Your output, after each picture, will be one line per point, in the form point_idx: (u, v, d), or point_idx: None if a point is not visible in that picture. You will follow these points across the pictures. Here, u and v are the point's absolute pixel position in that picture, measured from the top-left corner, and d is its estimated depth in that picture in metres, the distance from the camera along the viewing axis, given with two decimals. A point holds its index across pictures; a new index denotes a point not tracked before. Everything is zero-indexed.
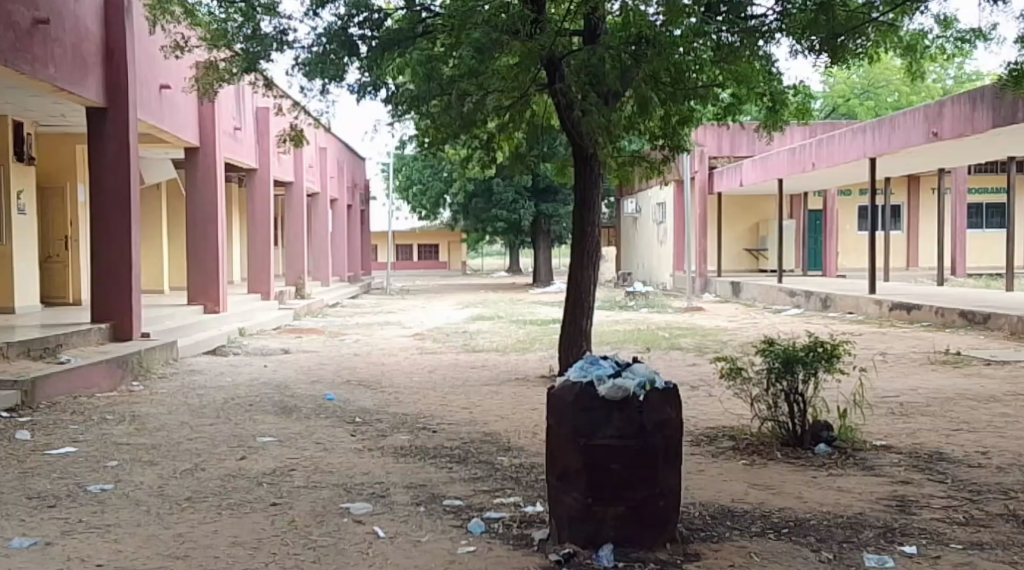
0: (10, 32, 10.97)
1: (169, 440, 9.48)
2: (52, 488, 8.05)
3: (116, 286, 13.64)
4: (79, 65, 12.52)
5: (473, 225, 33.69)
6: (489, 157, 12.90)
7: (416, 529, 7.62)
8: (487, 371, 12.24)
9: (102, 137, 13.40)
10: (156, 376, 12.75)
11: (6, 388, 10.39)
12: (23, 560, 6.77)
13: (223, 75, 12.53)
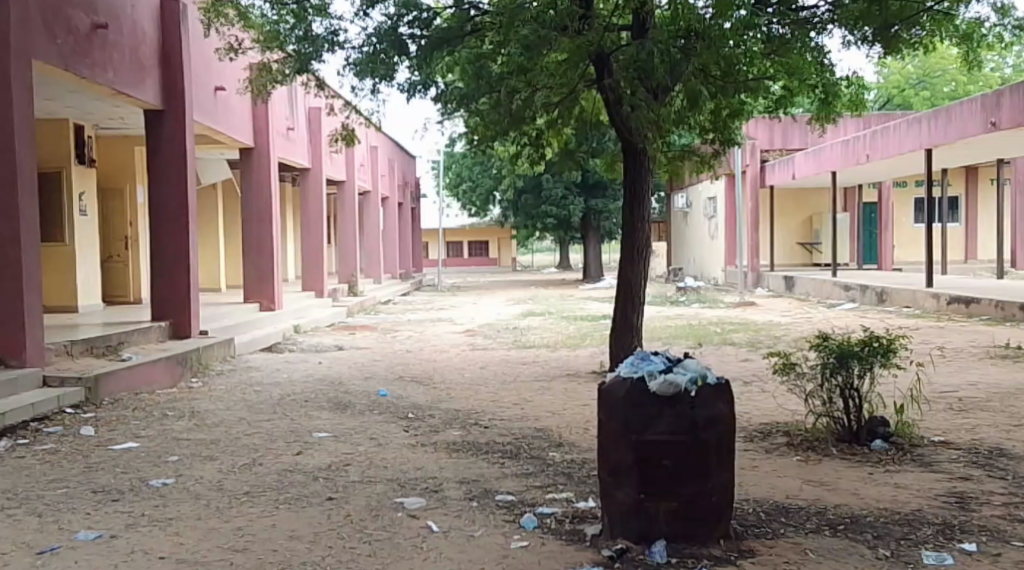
0: (70, 37, 11.19)
1: (227, 436, 9.63)
2: (116, 483, 8.22)
3: (173, 285, 13.86)
4: (136, 68, 12.74)
5: (522, 222, 33.70)
6: (538, 153, 12.90)
7: (469, 523, 7.68)
8: (538, 367, 12.27)
9: (159, 139, 13.63)
10: (214, 372, 12.94)
11: (70, 385, 10.62)
12: (88, 552, 6.91)
13: (276, 76, 12.67)
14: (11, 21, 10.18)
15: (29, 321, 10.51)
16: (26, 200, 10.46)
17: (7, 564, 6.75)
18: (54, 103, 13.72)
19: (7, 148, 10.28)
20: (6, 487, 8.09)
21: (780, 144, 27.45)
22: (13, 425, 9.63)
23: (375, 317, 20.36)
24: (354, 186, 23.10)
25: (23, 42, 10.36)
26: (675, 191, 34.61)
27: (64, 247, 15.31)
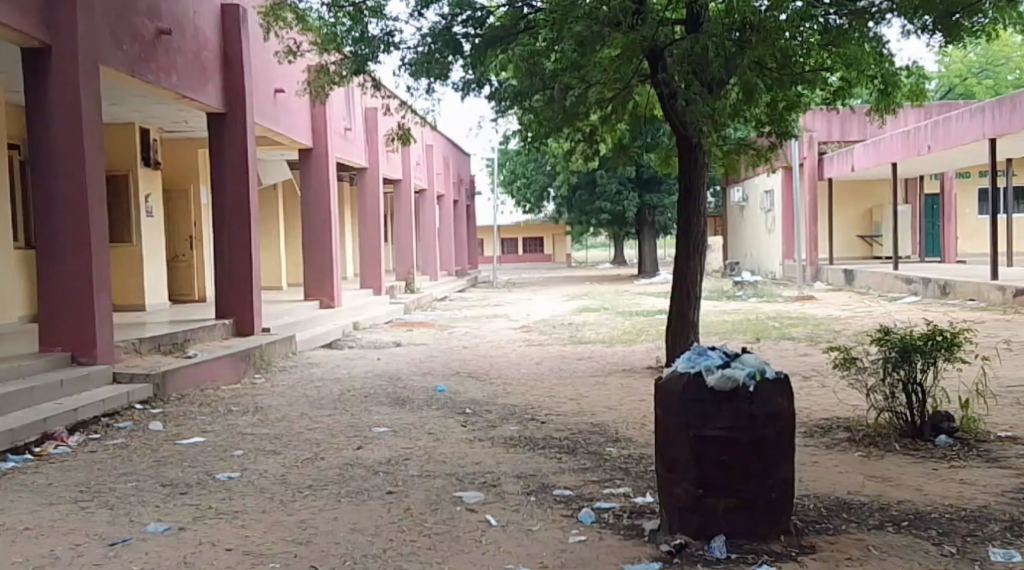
0: (135, 43, 11.44)
1: (290, 431, 9.78)
2: (183, 476, 8.39)
3: (236, 284, 14.08)
4: (199, 73, 12.97)
5: (576, 218, 33.70)
6: (592, 149, 12.90)
7: (527, 518, 7.74)
8: (594, 363, 12.30)
9: (222, 142, 13.88)
10: (276, 369, 13.14)
11: (138, 381, 10.84)
12: (158, 544, 7.07)
13: (333, 78, 12.86)
14: (78, 27, 10.42)
15: (99, 318, 10.74)
16: (94, 198, 10.67)
17: (79, 555, 6.92)
18: (120, 108, 14.00)
19: (76, 150, 10.49)
20: (79, 480, 8.30)
21: (838, 135, 27.19)
22: (86, 420, 9.86)
23: (432, 313, 20.48)
24: (410, 184, 23.27)
25: (90, 48, 10.59)
26: (730, 185, 34.39)
27: (130, 248, 15.62)
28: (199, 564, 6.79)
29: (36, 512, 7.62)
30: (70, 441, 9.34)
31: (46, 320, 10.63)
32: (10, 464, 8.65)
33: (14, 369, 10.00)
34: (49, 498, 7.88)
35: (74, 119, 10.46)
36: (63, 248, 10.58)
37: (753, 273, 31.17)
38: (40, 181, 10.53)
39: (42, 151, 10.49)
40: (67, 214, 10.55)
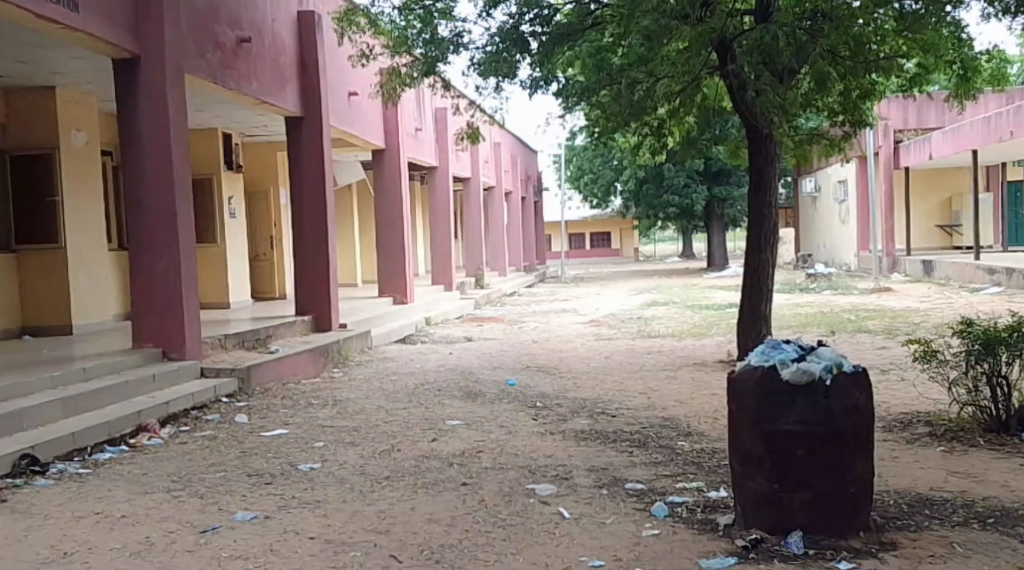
0: (218, 52, 11.64)
1: (367, 423, 9.86)
2: (267, 467, 8.48)
3: (312, 282, 14.25)
4: (277, 78, 13.16)
5: (644, 213, 33.52)
6: (659, 143, 12.81)
7: (600, 511, 7.71)
8: (664, 357, 12.21)
9: (298, 144, 14.05)
10: (352, 363, 13.25)
11: (225, 376, 11.02)
12: (246, 531, 7.15)
13: (405, 80, 13.06)
14: (165, 36, 10.62)
15: (187, 316, 10.93)
16: (182, 201, 10.86)
17: (170, 542, 7.00)
18: (204, 114, 14.28)
19: (164, 158, 10.70)
20: (170, 470, 8.43)
21: (915, 123, 26.59)
22: (176, 413, 10.03)
23: (502, 308, 20.47)
24: (478, 182, 23.27)
25: (177, 57, 10.80)
26: (801, 177, 34.00)
27: (211, 249, 15.88)
28: (285, 551, 6.85)
29: (131, 500, 7.75)
30: (162, 434, 9.54)
31: (137, 318, 10.84)
32: (106, 455, 8.87)
33: (110, 365, 10.19)
34: (144, 487, 8.01)
35: (162, 127, 10.67)
36: (153, 250, 10.76)
37: (826, 264, 30.74)
38: (130, 187, 10.74)
39: (132, 159, 10.71)
40: (157, 218, 10.74)
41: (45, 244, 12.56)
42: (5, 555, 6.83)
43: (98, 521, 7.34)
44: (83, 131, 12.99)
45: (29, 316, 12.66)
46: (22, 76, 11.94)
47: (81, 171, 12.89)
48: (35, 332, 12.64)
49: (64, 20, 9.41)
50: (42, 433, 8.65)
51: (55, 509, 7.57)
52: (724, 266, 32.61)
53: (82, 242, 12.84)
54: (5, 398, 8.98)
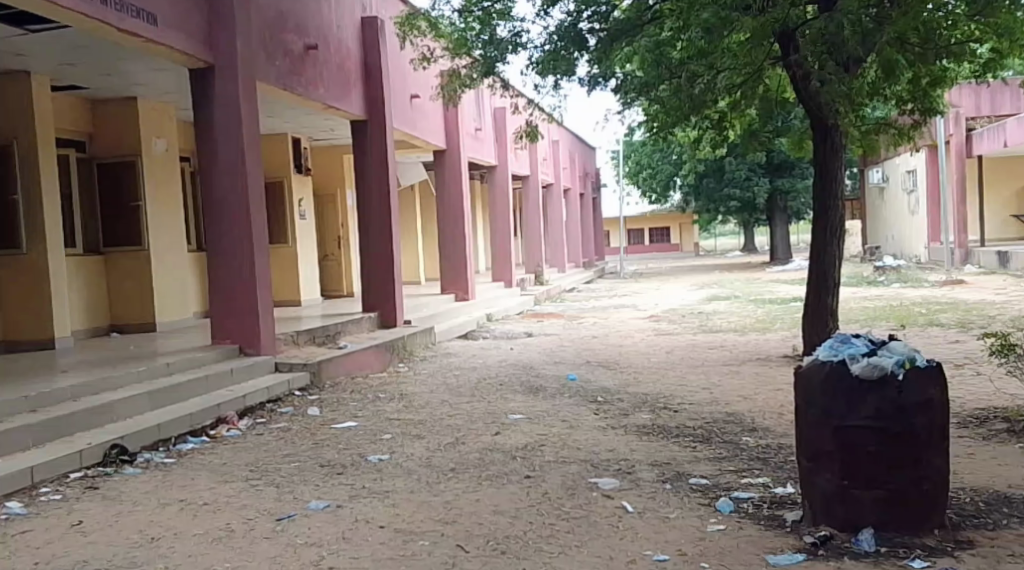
0: (287, 59, 12.07)
1: (433, 416, 10.09)
2: (339, 458, 8.79)
3: (378, 279, 14.39)
4: (343, 83, 13.48)
5: (704, 206, 33.12)
6: (721, 136, 12.69)
7: (665, 505, 7.62)
8: (727, 352, 12.05)
9: (363, 146, 14.24)
10: (416, 359, 13.40)
11: (297, 369, 11.42)
12: (319, 519, 7.40)
13: (466, 81, 13.85)
14: (239, 47, 11.01)
15: (263, 312, 11.34)
16: (256, 202, 11.26)
17: (249, 529, 7.24)
18: (273, 120, 14.75)
19: (237, 164, 11.08)
20: (249, 460, 8.80)
21: (989, 109, 25.82)
22: (252, 407, 10.46)
23: (563, 304, 20.31)
24: (536, 181, 23.07)
25: (249, 67, 11.19)
26: (867, 167, 33.45)
27: (282, 249, 16.14)
28: (356, 539, 7.03)
29: (213, 488, 8.08)
30: (240, 425, 9.97)
31: (216, 316, 11.29)
32: (189, 445, 9.30)
33: (191, 358, 10.67)
34: (224, 476, 8.36)
35: (236, 134, 11.07)
36: (229, 253, 11.19)
37: (895, 256, 30.28)
38: (208, 192, 11.18)
39: (208, 165, 11.15)
40: (232, 222, 11.16)
41: (131, 245, 12.94)
42: (97, 540, 7.15)
43: (182, 509, 7.64)
44: (164, 139, 13.34)
45: (116, 313, 13.06)
46: (104, 88, 12.36)
47: (162, 177, 13.28)
48: (122, 329, 13.03)
49: (144, 33, 9.81)
50: (129, 424, 9.14)
51: (143, 496, 7.93)
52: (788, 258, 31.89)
53: (163, 243, 13.19)
54: (94, 391, 9.48)
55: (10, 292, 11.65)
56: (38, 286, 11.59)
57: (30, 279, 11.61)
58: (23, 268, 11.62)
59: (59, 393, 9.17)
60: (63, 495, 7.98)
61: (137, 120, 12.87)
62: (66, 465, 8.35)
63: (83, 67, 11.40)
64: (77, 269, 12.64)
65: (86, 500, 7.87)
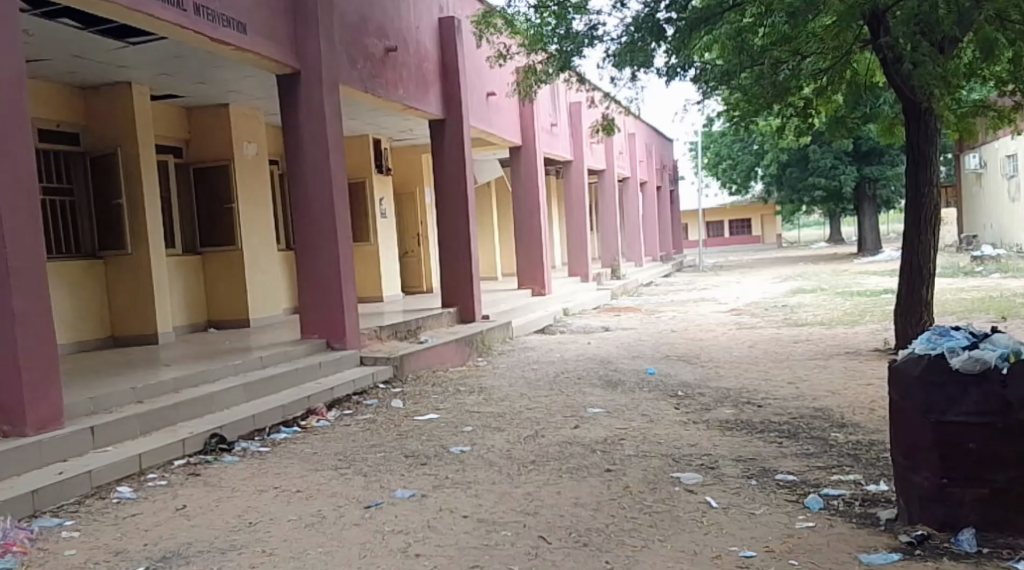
0: (368, 63, 12.04)
1: (512, 409, 9.92)
2: (423, 448, 8.75)
3: (456, 275, 14.23)
4: (422, 84, 13.39)
5: (786, 197, 32.21)
6: (806, 124, 12.31)
7: (751, 501, 7.32)
8: (813, 346, 11.65)
9: (441, 145, 14.15)
10: (495, 354, 13.20)
11: (381, 363, 11.32)
12: (404, 508, 7.42)
13: (541, 76, 13.68)
14: (323, 50, 11.01)
15: (349, 306, 11.31)
16: (341, 200, 11.23)
17: (340, 516, 7.36)
18: (354, 122, 14.72)
19: (323, 163, 11.07)
20: (338, 449, 8.86)
21: None
22: (340, 398, 10.45)
23: (640, 298, 20.03)
24: (613, 175, 22.75)
25: (332, 69, 11.17)
26: (964, 152, 32.38)
27: (363, 248, 16.12)
28: (441, 528, 7.06)
29: (305, 476, 8.18)
30: (330, 416, 9.99)
31: (303, 312, 11.30)
32: (282, 435, 9.37)
33: (282, 352, 10.70)
34: (315, 465, 8.45)
35: (320, 134, 11.05)
36: (315, 251, 11.19)
37: (994, 246, 29.34)
38: (295, 191, 11.19)
39: (295, 165, 11.16)
40: (318, 220, 11.15)
41: (223, 245, 13.00)
42: (200, 523, 7.36)
43: (277, 495, 7.80)
44: (254, 143, 13.32)
45: (213, 310, 13.16)
46: (198, 96, 12.38)
47: (253, 181, 13.27)
48: (219, 325, 13.12)
49: (233, 42, 9.87)
50: (226, 414, 9.29)
51: (242, 482, 8.10)
52: (876, 249, 30.87)
53: (254, 241, 13.22)
54: (194, 383, 9.62)
55: (115, 292, 11.82)
56: (142, 286, 11.72)
57: (135, 279, 11.73)
58: (128, 270, 11.76)
59: (162, 385, 9.32)
60: (168, 481, 8.19)
61: (228, 125, 12.88)
62: (170, 452, 8.54)
63: (179, 77, 11.42)
64: (177, 269, 12.72)
65: (188, 486, 8.07)
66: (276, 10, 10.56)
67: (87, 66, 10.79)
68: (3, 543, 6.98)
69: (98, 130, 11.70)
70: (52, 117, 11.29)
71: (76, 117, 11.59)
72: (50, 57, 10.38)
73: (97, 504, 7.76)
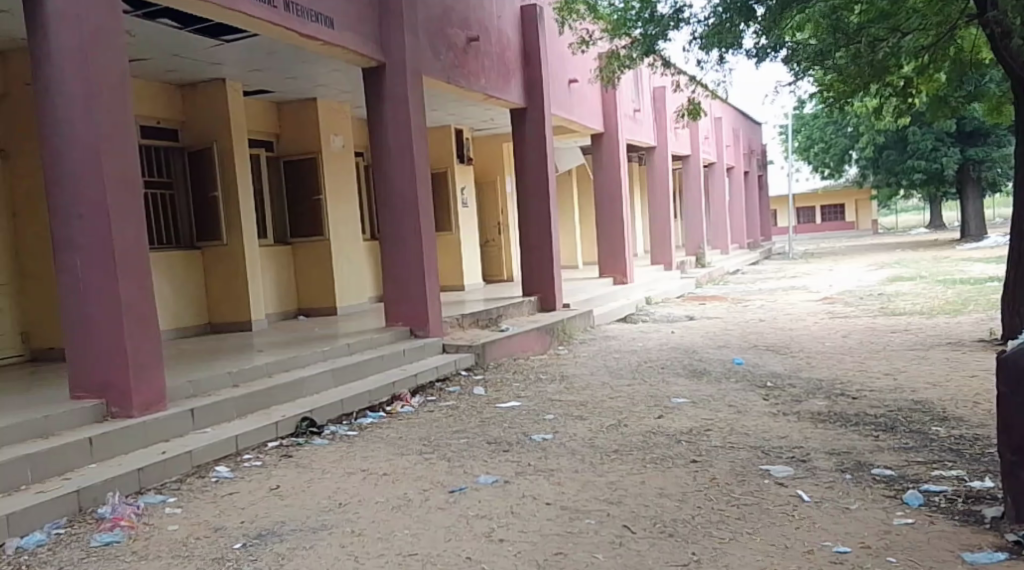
0: (451, 53, 11.82)
1: (594, 398, 9.61)
2: (504, 435, 8.50)
3: (538, 263, 13.94)
4: (504, 72, 13.12)
5: (883, 179, 31.24)
6: (906, 104, 11.80)
7: (845, 496, 6.93)
8: (911, 336, 11.16)
9: (523, 133, 13.85)
10: (576, 342, 12.90)
11: (463, 351, 11.11)
12: (488, 494, 7.19)
13: (625, 62, 13.32)
14: (406, 40, 10.79)
15: (432, 295, 11.10)
16: (424, 191, 11.00)
17: (424, 499, 7.16)
18: (438, 112, 14.54)
19: (407, 150, 10.84)
20: (421, 434, 8.65)
21: None
22: (423, 384, 10.25)
23: (725, 287, 19.55)
24: (699, 161, 22.27)
25: (415, 58, 10.95)
26: None
27: (447, 237, 15.93)
28: (524, 514, 6.81)
29: (390, 460, 7.99)
30: (415, 402, 9.79)
31: (388, 300, 11.13)
32: (369, 419, 9.21)
33: (368, 339, 10.53)
34: (400, 449, 8.25)
35: (404, 120, 10.82)
36: (399, 239, 10.99)
37: None
38: (380, 179, 10.99)
39: (380, 152, 10.96)
40: (402, 208, 10.94)
41: (311, 233, 12.91)
42: (293, 503, 7.23)
43: (364, 478, 7.62)
44: (341, 136, 13.16)
45: (303, 296, 13.10)
46: (289, 90, 12.27)
47: (340, 172, 13.12)
48: (308, 313, 13.04)
49: (322, 36, 9.75)
50: (316, 399, 9.14)
51: (331, 464, 7.94)
52: (979, 236, 29.75)
53: (342, 227, 13.09)
54: (285, 367, 9.48)
55: (211, 280, 11.80)
56: (236, 274, 11.66)
57: (231, 268, 11.68)
58: (222, 258, 11.71)
59: (257, 368, 9.22)
60: (263, 462, 8.07)
61: (316, 117, 12.74)
62: (264, 434, 8.41)
63: (272, 72, 11.31)
64: (267, 258, 12.66)
65: (283, 466, 7.94)
66: (362, 4, 10.39)
67: (187, 64, 10.74)
68: (111, 518, 7.02)
69: (194, 126, 11.66)
70: (151, 115, 11.24)
71: (174, 113, 11.53)
72: (150, 56, 10.33)
73: (197, 482, 7.69)
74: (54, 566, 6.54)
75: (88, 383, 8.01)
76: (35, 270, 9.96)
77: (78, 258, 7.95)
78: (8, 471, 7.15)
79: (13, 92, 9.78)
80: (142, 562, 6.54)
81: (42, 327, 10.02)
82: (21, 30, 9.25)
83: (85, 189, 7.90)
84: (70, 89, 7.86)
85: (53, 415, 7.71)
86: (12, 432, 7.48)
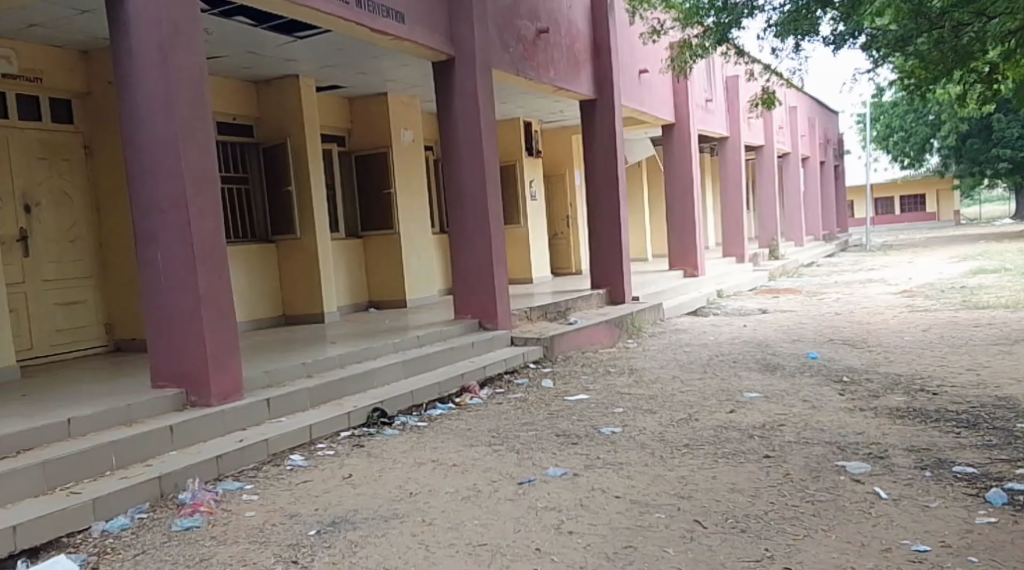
0: (520, 45, 11.70)
1: (664, 392, 9.44)
2: (573, 428, 8.38)
3: (608, 255, 13.79)
4: (573, 65, 12.97)
5: (966, 169, 30.48)
6: (991, 90, 11.44)
7: (925, 493, 6.69)
8: (994, 330, 10.81)
9: (592, 126, 13.68)
10: (646, 336, 12.73)
11: (532, 343, 11.02)
12: (557, 486, 7.07)
13: (697, 52, 13.07)
14: (476, 32, 10.69)
15: (501, 287, 11.01)
16: (494, 184, 10.91)
17: (494, 490, 7.08)
18: (508, 105, 14.44)
19: (476, 142, 10.75)
20: (490, 426, 8.57)
21: None
22: (493, 376, 10.17)
23: (799, 280, 19.21)
24: (773, 150, 21.88)
25: (484, 50, 10.85)
26: None
27: (516, 230, 15.85)
28: (594, 507, 6.69)
29: (459, 451, 7.93)
30: (484, 394, 9.72)
31: (458, 292, 11.08)
32: (438, 411, 9.16)
33: (439, 331, 10.49)
34: (469, 441, 8.18)
35: (474, 112, 10.73)
36: (468, 232, 10.92)
37: None
38: (450, 171, 10.92)
39: (450, 145, 10.90)
40: (471, 201, 10.86)
41: (382, 225, 12.91)
42: (364, 492, 7.19)
43: (434, 468, 7.55)
44: (411, 129, 13.12)
45: (373, 288, 13.11)
46: (360, 85, 12.26)
47: (410, 165, 13.09)
48: (378, 305, 13.05)
49: (392, 31, 9.69)
50: (388, 390, 9.11)
51: (401, 454, 7.89)
52: None
53: (412, 219, 13.07)
54: (357, 358, 9.47)
55: (284, 271, 11.85)
56: (309, 265, 11.68)
57: (304, 259, 11.72)
58: (295, 249, 11.75)
59: (330, 359, 9.21)
60: (335, 451, 8.06)
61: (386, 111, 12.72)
62: (336, 424, 8.39)
63: (343, 68, 11.30)
64: (338, 250, 12.69)
65: (354, 456, 7.92)
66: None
67: (260, 60, 10.77)
68: (191, 504, 7.05)
69: (268, 122, 11.71)
70: (228, 111, 11.32)
71: (249, 109, 11.60)
72: (224, 53, 10.38)
73: (273, 470, 7.70)
74: (137, 549, 6.58)
75: (169, 372, 8.05)
76: (116, 261, 10.05)
77: (159, 252, 8.00)
78: (93, 456, 7.20)
79: (94, 87, 9.89)
80: (220, 547, 6.55)
81: (123, 318, 10.11)
82: (98, 29, 9.32)
83: (165, 185, 7.94)
84: (151, 85, 7.90)
85: (135, 403, 7.76)
86: (96, 419, 7.54)
